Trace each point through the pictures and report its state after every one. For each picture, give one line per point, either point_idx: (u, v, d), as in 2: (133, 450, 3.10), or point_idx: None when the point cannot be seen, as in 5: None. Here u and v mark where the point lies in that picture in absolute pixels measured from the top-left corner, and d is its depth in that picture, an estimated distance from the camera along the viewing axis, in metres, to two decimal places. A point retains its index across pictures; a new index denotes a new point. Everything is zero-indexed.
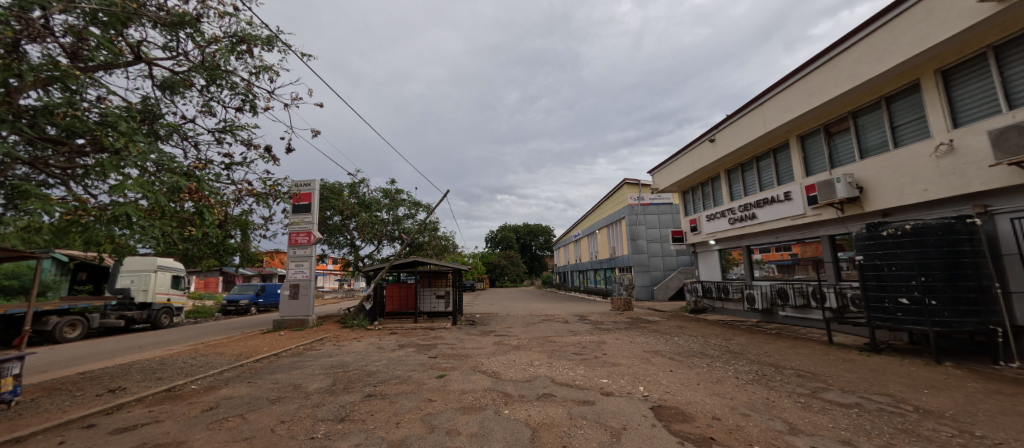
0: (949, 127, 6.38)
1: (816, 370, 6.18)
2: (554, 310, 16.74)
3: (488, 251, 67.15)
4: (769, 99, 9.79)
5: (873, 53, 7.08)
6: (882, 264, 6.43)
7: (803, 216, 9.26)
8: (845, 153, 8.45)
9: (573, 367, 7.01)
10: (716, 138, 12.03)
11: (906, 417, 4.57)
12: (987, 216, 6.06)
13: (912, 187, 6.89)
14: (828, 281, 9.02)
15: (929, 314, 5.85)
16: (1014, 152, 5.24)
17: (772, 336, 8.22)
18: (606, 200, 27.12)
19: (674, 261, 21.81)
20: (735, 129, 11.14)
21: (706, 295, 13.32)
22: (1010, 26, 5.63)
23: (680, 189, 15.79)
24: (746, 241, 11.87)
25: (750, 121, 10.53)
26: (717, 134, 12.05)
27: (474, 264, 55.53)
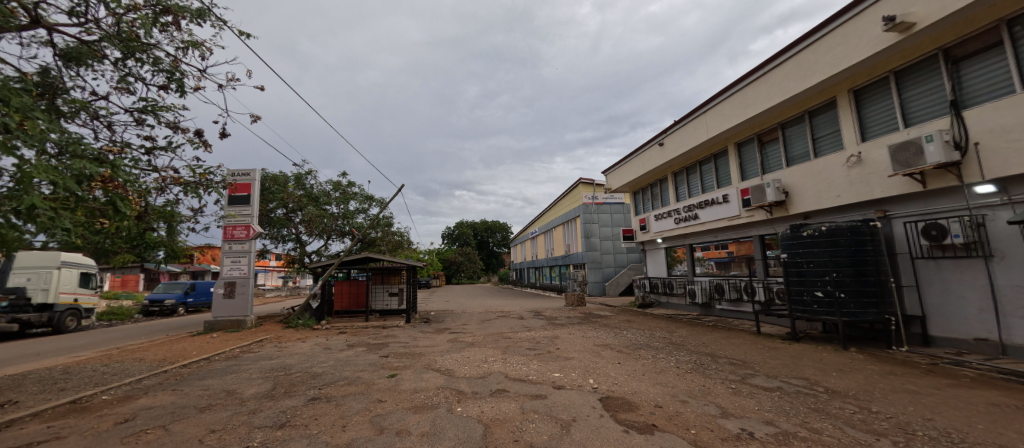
0: (858, 141, 7.20)
1: (746, 358, 6.75)
2: (510, 306, 16.83)
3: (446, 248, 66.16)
4: (711, 107, 10.46)
5: (799, 71, 7.81)
6: (803, 261, 7.10)
7: (739, 217, 10.03)
8: (775, 160, 9.25)
9: (527, 362, 7.10)
10: (664, 142, 12.68)
11: (818, 397, 5.17)
12: (886, 220, 6.93)
13: (828, 193, 7.72)
14: (758, 276, 9.82)
15: (839, 306, 6.57)
16: (910, 164, 6.00)
17: (710, 328, 8.86)
18: (562, 199, 27.69)
19: (625, 258, 22.77)
20: (682, 134, 11.79)
21: (654, 290, 14.12)
22: (908, 54, 6.44)
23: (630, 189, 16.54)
24: (690, 240, 12.68)
25: (695, 127, 11.19)
26: (666, 139, 12.68)
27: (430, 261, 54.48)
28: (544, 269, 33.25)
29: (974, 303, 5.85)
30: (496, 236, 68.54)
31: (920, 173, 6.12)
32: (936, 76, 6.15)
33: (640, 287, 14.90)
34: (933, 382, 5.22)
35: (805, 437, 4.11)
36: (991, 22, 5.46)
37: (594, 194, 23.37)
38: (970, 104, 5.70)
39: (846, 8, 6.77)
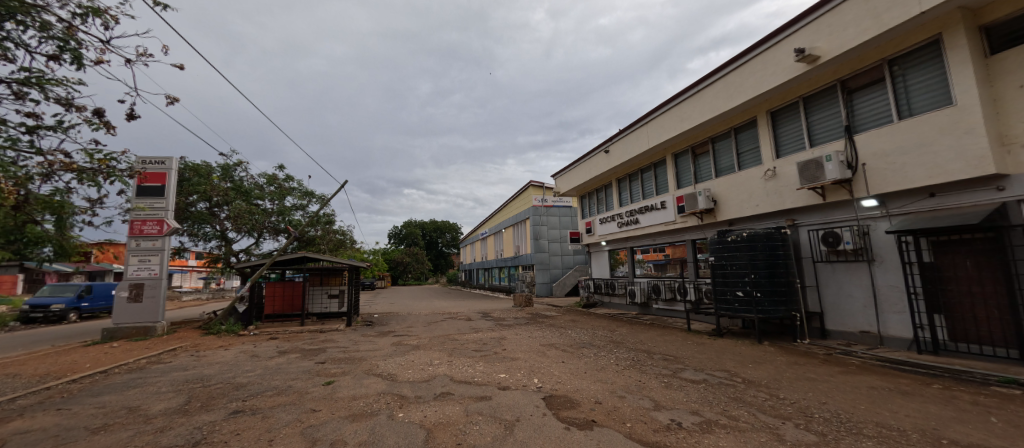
0: (774, 157, 8.07)
1: (677, 354, 7.27)
2: (458, 308, 16.64)
3: (393, 248, 63.96)
4: (652, 119, 11.15)
5: (727, 91, 8.58)
6: (727, 264, 7.79)
7: (675, 222, 10.79)
8: (705, 171, 10.08)
9: (473, 364, 7.06)
10: (610, 150, 13.27)
11: (737, 387, 5.71)
12: (794, 227, 7.85)
13: (749, 202, 8.56)
14: (690, 277, 10.62)
15: (756, 304, 7.29)
16: (814, 179, 6.83)
17: (646, 326, 9.43)
18: (513, 200, 28.05)
19: (571, 259, 23.54)
20: (625, 143, 12.44)
21: (597, 291, 14.71)
22: (813, 83, 7.35)
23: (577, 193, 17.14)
24: (631, 243, 13.38)
25: (637, 137, 11.85)
26: (611, 146, 13.30)
27: (376, 262, 52.28)
28: (494, 270, 33.36)
29: (860, 300, 6.77)
30: (445, 237, 67.80)
31: (822, 187, 6.99)
32: (834, 104, 7.07)
33: (585, 288, 15.43)
34: (828, 369, 5.99)
35: (725, 424, 4.51)
36: (877, 61, 6.38)
37: (545, 196, 24.01)
38: (860, 129, 6.62)
39: (766, 38, 7.56)
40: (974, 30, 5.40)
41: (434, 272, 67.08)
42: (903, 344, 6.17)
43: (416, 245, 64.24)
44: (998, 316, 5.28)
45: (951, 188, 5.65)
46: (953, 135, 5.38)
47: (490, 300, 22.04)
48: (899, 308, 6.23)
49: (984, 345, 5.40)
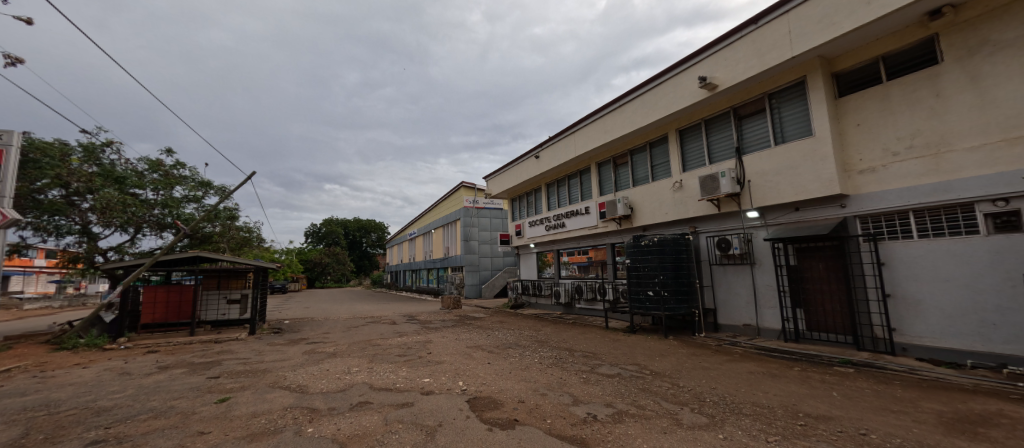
0: (681, 170, 9.02)
1: (596, 350, 7.75)
2: (383, 311, 15.84)
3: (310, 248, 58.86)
4: (579, 129, 11.77)
5: (644, 108, 9.39)
6: (640, 266, 8.49)
7: (597, 227, 11.50)
8: (624, 180, 10.92)
9: (395, 370, 6.77)
10: (540, 155, 13.71)
11: (645, 378, 6.26)
12: (695, 234, 8.85)
13: (660, 210, 9.46)
14: (609, 278, 11.39)
15: (663, 303, 8.05)
16: (712, 192, 7.77)
17: (569, 325, 9.91)
18: (443, 201, 27.71)
19: (501, 261, 23.93)
20: (554, 149, 12.95)
21: (525, 292, 15.10)
22: (711, 108, 8.38)
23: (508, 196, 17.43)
24: (557, 245, 13.96)
25: (565, 144, 12.41)
26: (541, 152, 13.74)
27: (291, 263, 47.63)
28: (422, 272, 32.53)
29: (743, 298, 7.84)
30: (371, 236, 64.69)
31: (717, 199, 7.99)
32: (728, 127, 8.14)
33: (513, 290, 15.73)
34: (718, 358, 6.85)
35: (634, 413, 4.90)
36: (759, 94, 7.50)
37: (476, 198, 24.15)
38: (747, 151, 7.70)
39: (677, 64, 8.47)
40: (828, 76, 6.62)
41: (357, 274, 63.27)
42: (774, 334, 7.30)
43: (338, 245, 60.01)
44: (839, 309, 6.50)
45: (810, 204, 6.86)
46: (812, 161, 6.52)
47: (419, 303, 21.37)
48: (772, 304, 7.36)
49: (830, 333, 6.61)
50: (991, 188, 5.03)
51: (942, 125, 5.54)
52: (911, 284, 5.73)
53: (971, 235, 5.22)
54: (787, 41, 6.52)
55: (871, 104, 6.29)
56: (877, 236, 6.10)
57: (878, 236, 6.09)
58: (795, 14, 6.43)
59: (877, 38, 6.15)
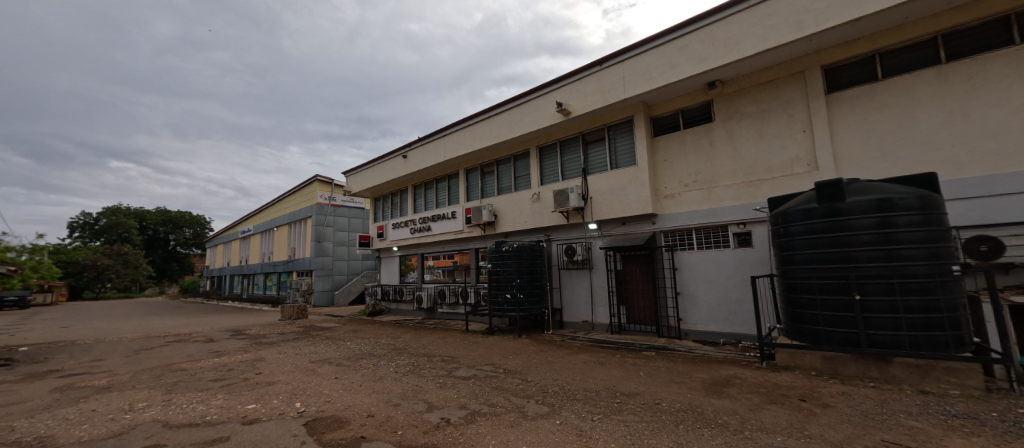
0: (539, 183, 9.97)
1: (454, 354, 7.84)
2: (197, 326, 12.69)
3: (78, 246, 43.08)
4: (449, 133, 11.79)
5: (509, 123, 10.03)
6: (500, 270, 8.96)
7: (462, 231, 11.77)
8: (489, 188, 11.46)
9: (206, 399, 5.48)
10: (408, 155, 13.20)
11: (499, 377, 6.63)
12: (548, 241, 9.84)
13: (520, 219, 10.23)
14: (471, 282, 11.70)
15: (519, 304, 8.68)
16: (563, 205, 8.80)
17: (430, 330, 9.81)
18: (290, 195, 24.22)
19: (359, 265, 22.30)
20: (423, 151, 12.65)
21: (384, 298, 14.21)
22: (564, 131, 9.53)
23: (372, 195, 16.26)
24: (422, 249, 13.66)
25: (434, 147, 12.25)
26: (409, 152, 13.24)
27: (42, 266, 34.01)
28: (258, 277, 27.57)
29: (583, 297, 9.08)
30: (184, 232, 51.28)
31: (567, 211, 9.09)
32: (577, 150, 9.37)
33: (370, 295, 14.52)
34: (561, 352, 7.76)
35: (485, 412, 5.11)
36: (600, 125, 8.87)
37: (333, 194, 21.89)
38: (591, 172, 9.01)
39: (539, 87, 9.36)
40: (647, 119, 8.30)
41: (153, 280, 48.94)
42: (604, 327, 8.67)
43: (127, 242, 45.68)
44: (648, 304, 8.15)
45: (633, 219, 8.42)
46: (636, 185, 8.04)
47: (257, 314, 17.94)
48: (603, 302, 8.73)
49: (641, 325, 8.21)
50: (736, 215, 7.08)
51: (712, 167, 7.56)
52: (691, 284, 7.57)
53: (724, 248, 7.22)
54: (622, 85, 7.92)
55: (673, 145, 8.12)
56: (673, 247, 7.87)
57: (674, 247, 7.86)
58: (628, 64, 7.87)
59: (677, 96, 8.02)
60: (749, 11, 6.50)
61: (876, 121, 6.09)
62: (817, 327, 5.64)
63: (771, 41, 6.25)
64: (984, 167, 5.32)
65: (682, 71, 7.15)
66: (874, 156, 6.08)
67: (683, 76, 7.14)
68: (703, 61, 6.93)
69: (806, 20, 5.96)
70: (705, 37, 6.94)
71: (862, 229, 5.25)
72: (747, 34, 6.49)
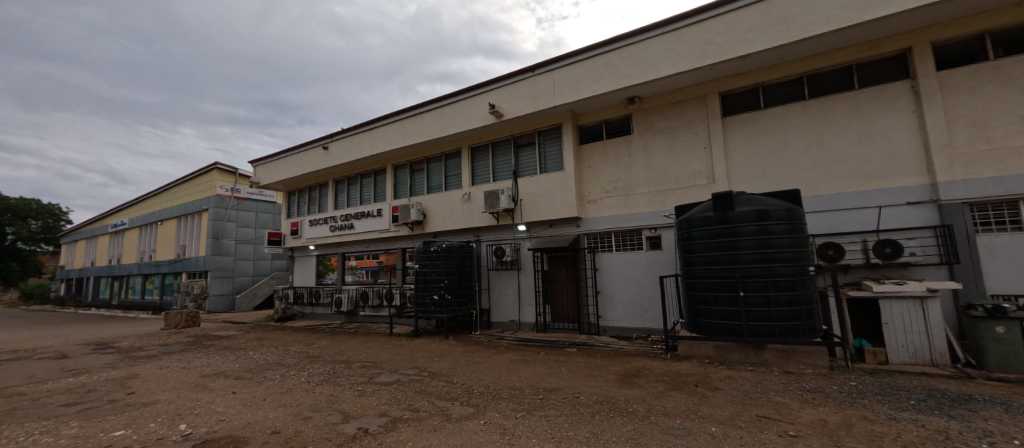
0: (471, 184, 9.94)
1: (375, 359, 7.45)
2: (45, 341, 10.31)
3: None
4: (377, 127, 11.19)
5: (441, 120, 9.84)
6: (428, 271, 8.73)
7: (388, 230, 11.28)
8: (418, 186, 11.13)
9: (53, 429, 4.47)
10: (329, 147, 12.23)
11: (423, 380, 6.45)
12: (478, 242, 9.85)
13: (449, 219, 10.10)
14: (397, 283, 11.25)
15: (446, 305, 8.55)
16: (493, 206, 8.88)
17: (349, 335, 9.21)
18: (181, 184, 21.02)
19: (267, 265, 20.20)
20: (347, 143, 11.83)
21: (297, 302, 13.08)
22: (496, 133, 9.62)
23: (287, 188, 14.77)
24: (343, 248, 12.76)
25: (360, 140, 11.53)
26: (331, 143, 12.29)
27: None
28: (135, 280, 23.41)
29: (511, 298, 9.25)
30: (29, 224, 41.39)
31: (496, 213, 9.19)
32: (509, 153, 9.53)
33: (280, 299, 13.35)
34: (487, 352, 7.80)
35: (407, 418, 4.92)
36: (531, 130, 9.13)
37: (235, 185, 19.50)
38: (521, 175, 9.22)
39: (473, 87, 9.34)
40: (574, 127, 8.74)
41: None
42: (530, 326, 8.93)
43: None
44: (571, 303, 8.58)
45: (559, 222, 8.81)
46: (563, 190, 8.41)
47: (134, 323, 15.17)
48: (530, 302, 8.99)
49: (564, 323, 8.61)
50: (649, 220, 7.78)
51: (630, 176, 8.22)
52: (609, 284, 8.14)
53: (639, 250, 7.91)
54: (552, 93, 8.23)
55: (597, 153, 8.65)
56: (594, 249, 8.39)
57: (595, 249, 8.38)
58: (558, 73, 8.21)
59: (601, 107, 8.57)
60: (663, 36, 7.20)
61: (759, 143, 7.14)
62: (711, 320, 6.44)
63: (679, 66, 6.99)
64: (833, 186, 6.54)
65: (606, 84, 7.66)
66: (757, 173, 7.12)
67: (606, 90, 7.65)
68: (624, 77, 7.50)
69: (708, 51, 6.79)
70: (626, 56, 7.52)
71: (745, 235, 6.12)
72: (660, 57, 7.18)
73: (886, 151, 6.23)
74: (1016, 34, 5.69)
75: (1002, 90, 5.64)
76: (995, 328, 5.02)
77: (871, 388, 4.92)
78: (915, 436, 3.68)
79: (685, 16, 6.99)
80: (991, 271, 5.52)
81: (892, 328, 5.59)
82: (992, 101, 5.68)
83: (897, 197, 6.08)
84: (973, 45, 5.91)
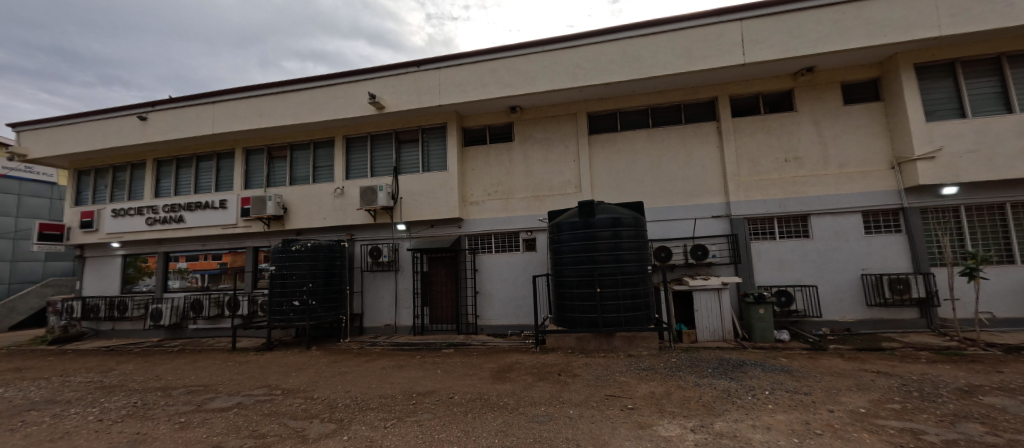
0: (344, 178, 9.10)
1: (208, 382, 6.16)
2: None
3: None
4: (223, 100, 9.32)
5: (311, 104, 8.75)
6: (287, 274, 7.64)
7: (234, 226, 9.51)
8: (279, 176, 9.68)
9: None
10: (152, 117, 9.69)
11: (274, 400, 5.59)
12: (352, 241, 9.08)
13: (317, 215, 9.07)
14: (245, 289, 9.58)
15: (309, 312, 7.63)
16: (369, 203, 8.29)
17: (170, 356, 7.42)
18: None
19: (31, 268, 14.88)
20: (179, 115, 9.54)
21: (87, 317, 10.06)
22: (376, 126, 9.03)
23: (78, 165, 11.13)
24: (166, 247, 10.23)
25: (198, 114, 9.43)
26: (154, 113, 9.74)
27: None
28: None
29: (386, 301, 8.78)
30: None
31: (373, 210, 8.61)
32: (389, 148, 9.05)
33: (59, 316, 10.23)
34: (357, 361, 7.21)
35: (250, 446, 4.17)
36: (414, 126, 8.84)
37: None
38: (402, 172, 8.85)
39: (351, 72, 8.59)
40: (458, 128, 8.79)
41: None
42: (407, 330, 8.62)
43: None
44: (450, 304, 8.58)
45: (441, 222, 8.73)
46: (445, 190, 8.37)
47: None
48: (408, 304, 8.68)
49: (442, 324, 8.57)
50: (525, 223, 8.31)
51: (509, 181, 8.66)
52: (488, 284, 8.40)
53: (515, 252, 8.38)
54: (437, 91, 8.12)
55: (480, 157, 8.87)
56: (475, 249, 8.57)
57: (476, 250, 8.56)
58: (444, 72, 8.14)
59: (485, 113, 8.81)
60: (542, 54, 7.81)
61: (616, 160, 8.31)
62: (573, 315, 7.21)
63: (555, 84, 7.67)
64: (665, 201, 8.02)
65: (490, 91, 7.91)
66: (613, 186, 8.27)
67: (490, 96, 7.89)
68: (507, 86, 7.86)
69: (579, 74, 7.60)
70: (509, 67, 7.91)
71: (602, 239, 7.04)
72: (539, 73, 7.76)
73: (700, 175, 7.94)
74: (776, 98, 7.90)
75: (768, 137, 7.75)
76: (759, 311, 6.85)
77: (685, 362, 6.18)
78: (710, 396, 4.74)
79: (561, 39, 7.72)
80: (758, 269, 7.53)
81: (701, 314, 7.11)
82: (762, 144, 7.77)
83: (705, 212, 7.81)
84: (752, 101, 7.99)
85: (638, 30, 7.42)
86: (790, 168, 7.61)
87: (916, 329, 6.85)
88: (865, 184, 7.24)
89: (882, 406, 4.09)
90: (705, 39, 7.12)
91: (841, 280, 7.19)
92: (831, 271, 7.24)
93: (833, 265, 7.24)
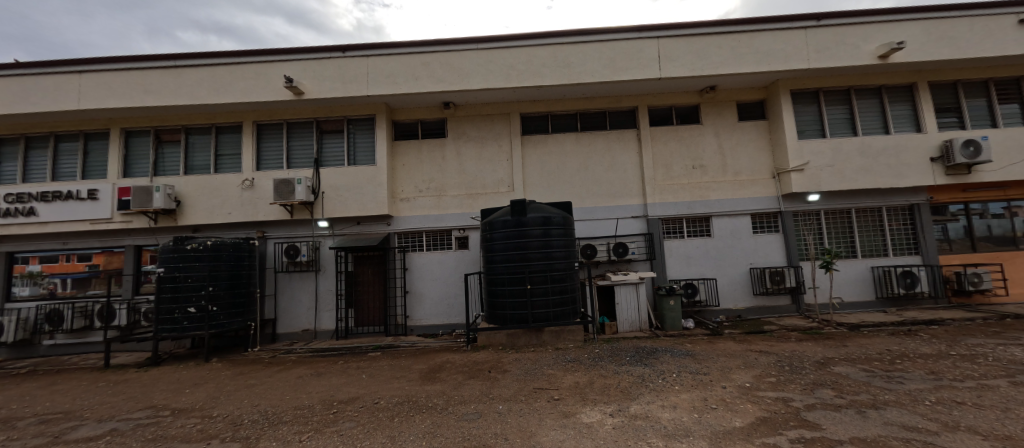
0: (254, 168, 8.19)
1: (69, 408, 5.13)
2: None
3: None
4: (94, 70, 7.81)
5: (212, 83, 7.71)
6: (181, 276, 6.67)
7: (108, 221, 8.04)
8: (170, 164, 8.39)
9: None
10: None
11: (162, 422, 4.84)
12: (263, 239, 8.21)
13: (220, 210, 8.04)
14: (123, 295, 8.17)
15: (208, 319, 6.75)
16: (285, 197, 7.57)
17: (14, 381, 6.05)
18: None
19: None
20: (29, 84, 7.78)
21: None
22: (293, 113, 8.26)
23: None
24: (8, 245, 8.29)
25: (57, 84, 7.78)
26: None
27: None
28: None
29: (305, 304, 8.11)
30: None
31: (290, 205, 7.88)
32: (310, 137, 8.35)
33: None
34: (268, 371, 6.55)
35: None
36: (338, 116, 8.27)
37: None
38: (324, 164, 8.22)
39: (265, 52, 7.76)
40: (388, 121, 8.41)
41: None
42: (328, 334, 8.06)
43: None
44: (377, 305, 8.21)
45: (368, 219, 8.29)
46: (373, 186, 7.95)
47: None
48: (330, 307, 8.11)
49: (368, 326, 8.16)
50: (457, 221, 8.25)
51: (441, 178, 8.51)
52: (418, 283, 8.18)
53: (447, 250, 8.28)
54: (364, 80, 7.67)
55: (411, 152, 8.58)
56: (405, 248, 8.27)
57: (406, 249, 8.27)
58: (372, 60, 7.72)
59: (417, 106, 8.54)
60: (476, 52, 7.78)
61: (547, 161, 8.60)
62: (504, 312, 7.33)
63: (489, 82, 7.70)
64: (591, 201, 8.52)
65: (422, 84, 7.69)
66: (544, 186, 8.55)
67: (422, 90, 7.67)
68: (440, 81, 7.70)
69: (512, 75, 7.72)
70: (443, 61, 7.75)
71: (532, 237, 7.25)
72: (474, 71, 7.72)
73: (623, 179, 8.57)
74: (686, 111, 8.80)
75: (680, 146, 8.62)
76: (669, 301, 7.61)
77: (606, 352, 6.64)
78: (627, 383, 5.14)
79: (495, 39, 7.77)
80: (669, 264, 8.34)
81: (621, 306, 7.69)
82: (675, 152, 8.61)
83: (626, 212, 8.45)
84: (667, 113, 8.80)
85: (568, 37, 7.75)
86: (696, 174, 8.55)
87: (788, 313, 8.13)
88: (754, 191, 8.40)
89: (762, 380, 4.80)
90: (629, 52, 7.67)
91: (734, 273, 8.27)
92: (727, 266, 8.29)
93: (729, 261, 8.30)
